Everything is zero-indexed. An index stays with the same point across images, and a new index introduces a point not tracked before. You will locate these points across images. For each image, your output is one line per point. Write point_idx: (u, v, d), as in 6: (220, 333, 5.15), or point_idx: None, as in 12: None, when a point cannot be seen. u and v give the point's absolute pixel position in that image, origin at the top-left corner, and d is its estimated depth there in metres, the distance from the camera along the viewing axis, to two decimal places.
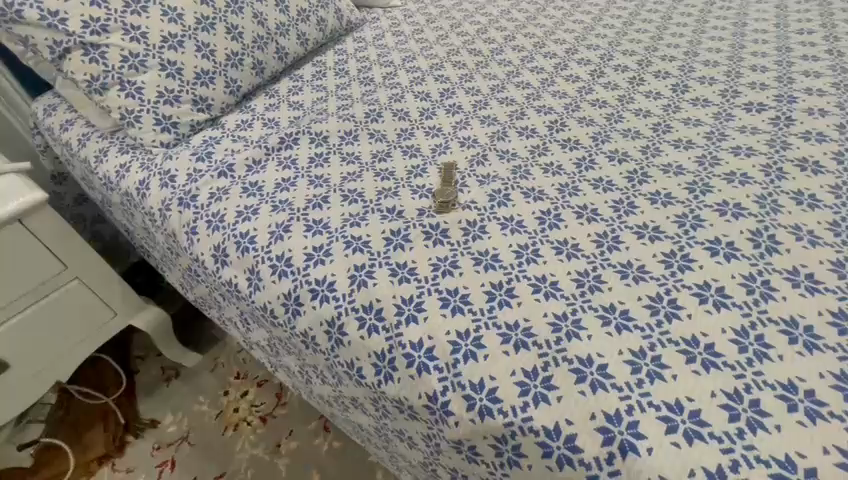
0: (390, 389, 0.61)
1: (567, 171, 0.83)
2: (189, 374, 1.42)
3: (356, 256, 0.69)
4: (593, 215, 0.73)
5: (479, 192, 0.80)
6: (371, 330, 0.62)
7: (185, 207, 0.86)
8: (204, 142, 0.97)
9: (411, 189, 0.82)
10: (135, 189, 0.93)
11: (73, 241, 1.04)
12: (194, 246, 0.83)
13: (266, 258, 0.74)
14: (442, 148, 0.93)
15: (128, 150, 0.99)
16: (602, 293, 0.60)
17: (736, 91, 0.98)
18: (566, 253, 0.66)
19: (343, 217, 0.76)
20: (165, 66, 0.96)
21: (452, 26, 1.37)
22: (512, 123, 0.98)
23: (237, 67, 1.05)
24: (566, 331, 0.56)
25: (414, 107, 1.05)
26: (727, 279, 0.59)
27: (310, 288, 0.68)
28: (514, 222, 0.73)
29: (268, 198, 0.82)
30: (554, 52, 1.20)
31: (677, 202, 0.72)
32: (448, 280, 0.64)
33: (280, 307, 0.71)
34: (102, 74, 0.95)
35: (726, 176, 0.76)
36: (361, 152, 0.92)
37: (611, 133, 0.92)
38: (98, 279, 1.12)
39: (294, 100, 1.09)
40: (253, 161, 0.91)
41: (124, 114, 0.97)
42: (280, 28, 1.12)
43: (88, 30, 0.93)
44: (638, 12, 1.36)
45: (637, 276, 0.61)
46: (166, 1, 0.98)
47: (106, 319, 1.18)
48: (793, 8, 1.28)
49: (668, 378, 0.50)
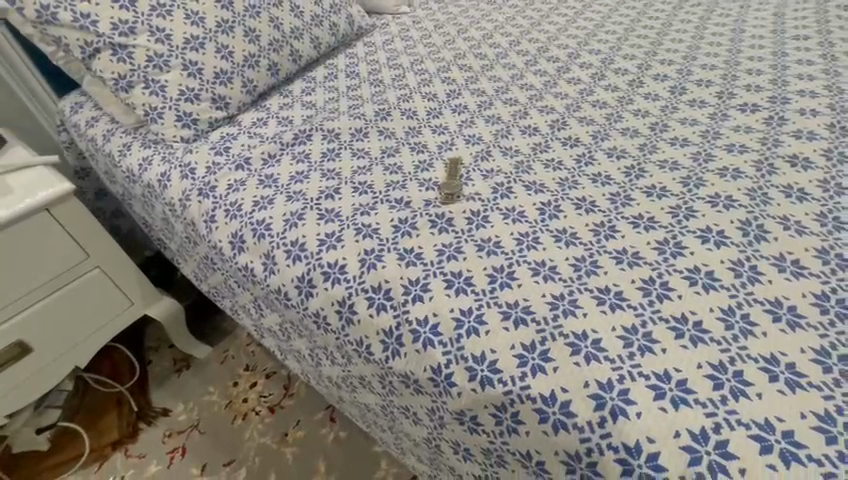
0: (397, 364, 0.64)
1: (567, 167, 0.87)
2: (199, 365, 1.46)
3: (366, 242, 0.73)
4: (591, 206, 0.77)
5: (483, 185, 0.84)
6: (380, 309, 0.66)
7: (204, 197, 0.90)
8: (222, 138, 1.02)
9: (418, 182, 0.86)
10: (157, 181, 0.99)
11: (96, 231, 1.10)
12: (212, 234, 0.88)
13: (281, 243, 0.78)
14: (448, 145, 0.97)
15: (150, 145, 1.04)
16: (598, 276, 0.63)
17: (732, 93, 1.02)
18: (565, 241, 0.70)
19: (354, 207, 0.80)
20: (187, 66, 1.02)
21: (459, 31, 1.42)
22: (516, 122, 1.02)
23: (254, 68, 1.10)
24: (562, 309, 0.59)
25: (422, 107, 1.10)
26: (717, 264, 0.63)
27: (323, 271, 0.72)
28: (516, 213, 0.77)
29: (283, 190, 0.86)
30: (556, 56, 1.25)
31: (671, 195, 0.76)
32: (453, 263, 0.68)
33: (294, 290, 0.75)
34: (129, 72, 1.01)
35: (720, 171, 0.80)
36: (371, 148, 0.97)
37: (610, 132, 0.96)
38: (118, 269, 1.17)
39: (307, 99, 1.14)
40: (268, 156, 0.96)
41: (148, 111, 1.02)
42: (295, 32, 1.18)
43: (116, 32, 0.99)
44: (639, 19, 1.41)
45: (632, 261, 0.65)
46: (189, 6, 1.04)
47: (123, 309, 1.23)
48: (790, 16, 1.33)
49: (658, 351, 0.53)
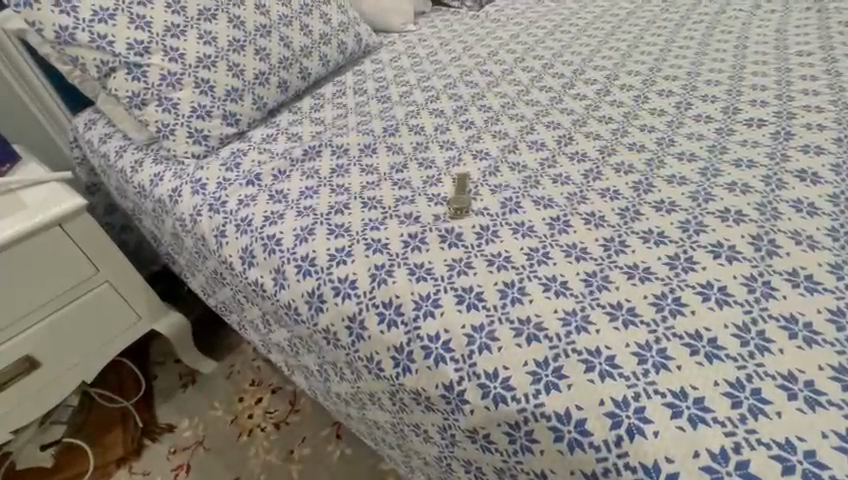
0: (408, 381, 0.64)
1: (575, 181, 0.88)
2: (205, 380, 1.45)
3: (376, 257, 0.73)
4: (601, 221, 0.77)
5: (491, 200, 0.85)
6: (390, 324, 0.66)
7: (214, 212, 0.91)
8: (232, 155, 1.04)
9: (428, 197, 0.87)
10: (168, 196, 1.00)
11: (106, 246, 1.11)
12: (222, 249, 0.88)
13: (291, 258, 0.79)
14: (455, 161, 0.98)
15: (162, 161, 1.06)
16: (610, 291, 0.63)
17: (737, 108, 1.03)
18: (575, 255, 0.70)
19: (364, 222, 0.81)
20: (199, 84, 1.04)
21: (465, 49, 1.45)
22: (522, 137, 1.03)
23: (264, 85, 1.12)
24: (575, 325, 0.59)
25: (429, 123, 1.11)
26: (730, 279, 0.62)
27: (333, 286, 0.73)
28: (525, 227, 0.77)
29: (294, 205, 0.87)
30: (561, 73, 1.27)
31: (680, 209, 0.76)
32: (463, 279, 0.68)
33: (303, 305, 0.75)
34: (143, 91, 1.03)
35: (728, 186, 0.80)
36: (379, 163, 0.98)
37: (617, 147, 0.96)
38: (127, 283, 1.18)
39: (316, 116, 1.16)
40: (278, 171, 0.97)
41: (160, 128, 1.04)
42: (305, 50, 1.20)
43: (132, 51, 1.01)
44: (642, 36, 1.43)
45: (643, 276, 0.65)
46: (202, 25, 1.07)
47: (131, 323, 1.23)
48: (792, 32, 1.34)
49: (673, 368, 0.53)
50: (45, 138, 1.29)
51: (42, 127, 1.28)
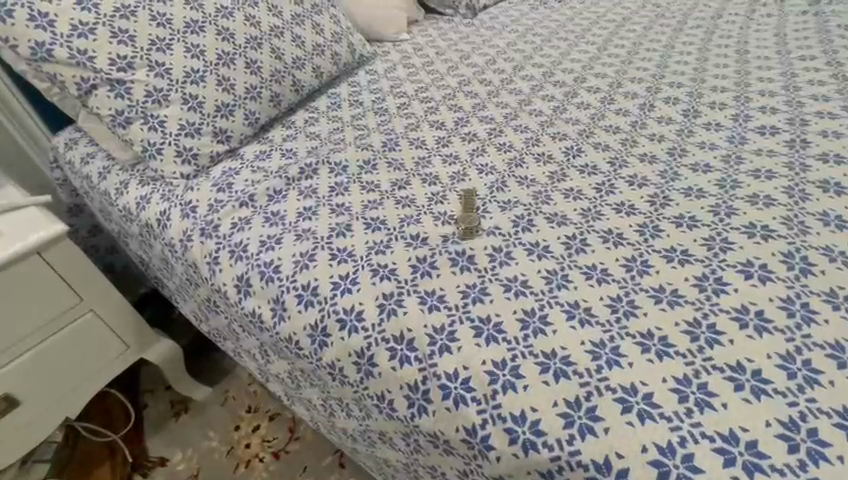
0: (425, 423, 0.59)
1: (588, 196, 0.84)
2: (198, 408, 1.39)
3: (384, 284, 0.68)
4: (619, 239, 0.73)
5: (502, 218, 0.80)
6: (403, 361, 0.61)
7: (206, 237, 0.85)
8: (224, 174, 0.98)
9: (434, 215, 0.83)
10: (156, 220, 0.93)
11: (90, 273, 1.04)
12: (216, 277, 0.82)
13: (291, 287, 0.73)
14: (460, 176, 0.94)
15: (149, 183, 1.00)
16: (638, 318, 0.59)
17: (747, 115, 1.00)
18: (596, 278, 0.66)
19: (368, 245, 0.76)
20: (187, 100, 0.99)
21: (461, 58, 1.41)
22: (528, 149, 0.99)
23: (256, 100, 1.07)
24: (605, 359, 0.55)
25: (430, 135, 1.07)
26: (766, 302, 0.59)
27: (338, 318, 0.67)
28: (541, 248, 0.73)
29: (292, 228, 0.82)
30: (563, 81, 1.24)
31: (702, 225, 0.73)
32: (479, 307, 0.63)
33: (306, 339, 0.70)
34: (127, 108, 0.97)
35: (749, 198, 0.77)
36: (380, 180, 0.93)
37: (628, 158, 0.93)
38: (113, 310, 1.11)
39: (311, 130, 1.11)
40: (274, 190, 0.91)
41: (146, 147, 0.98)
42: (298, 62, 1.16)
43: (114, 67, 0.95)
44: (641, 42, 1.40)
45: (672, 300, 0.61)
46: (189, 38, 1.01)
47: (118, 353, 1.16)
48: (792, 36, 1.33)
49: (717, 407, 0.49)
50: (19, 151, 1.20)
51: (13, 138, 1.18)
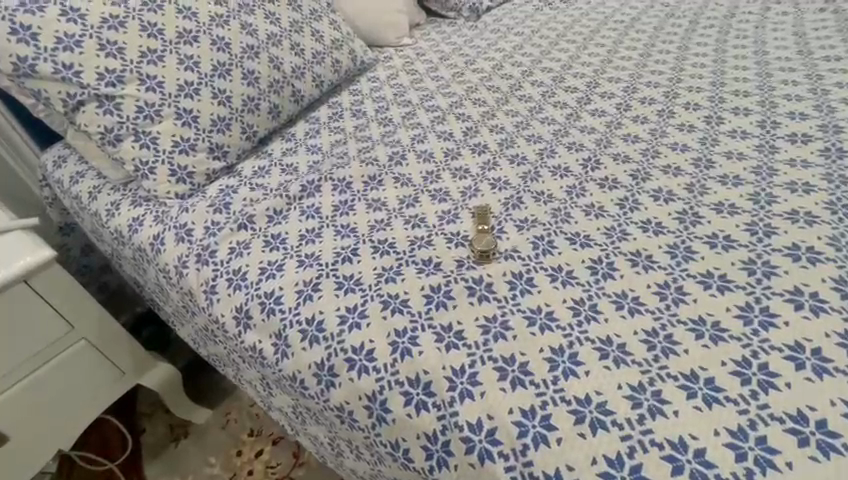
0: (444, 476, 0.55)
1: (611, 212, 0.78)
2: (198, 432, 1.33)
3: (396, 319, 0.63)
4: (649, 262, 0.67)
5: (519, 239, 0.75)
6: (419, 407, 0.56)
7: (203, 264, 0.80)
8: (221, 193, 0.92)
9: (446, 236, 0.77)
10: (149, 244, 0.87)
11: (82, 299, 0.99)
12: (213, 308, 0.77)
13: (294, 321, 0.67)
14: (472, 192, 0.88)
15: (141, 203, 0.94)
16: (677, 357, 0.54)
17: (774, 122, 0.95)
18: (628, 308, 0.61)
19: (377, 272, 0.70)
20: (181, 115, 0.93)
21: (467, 63, 1.35)
22: (543, 162, 0.93)
23: (254, 112, 1.02)
24: (647, 406, 0.51)
25: (437, 147, 1.01)
26: (821, 338, 0.54)
27: (346, 357, 0.61)
28: (564, 273, 0.67)
29: (294, 253, 0.76)
30: (574, 86, 1.18)
31: (739, 245, 0.67)
32: (501, 344, 0.58)
33: (311, 378, 0.64)
34: (116, 125, 0.91)
35: (788, 215, 0.72)
36: (387, 197, 0.88)
37: (650, 170, 0.87)
38: (107, 337, 1.06)
39: (312, 143, 1.06)
40: (274, 211, 0.86)
41: (138, 166, 0.92)
42: (296, 71, 1.10)
43: (102, 82, 0.90)
44: (653, 43, 1.34)
45: (713, 335, 0.56)
46: (182, 49, 0.96)
47: (113, 380, 1.11)
48: (812, 35, 1.27)
49: (781, 467, 0.45)
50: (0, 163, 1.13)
51: None
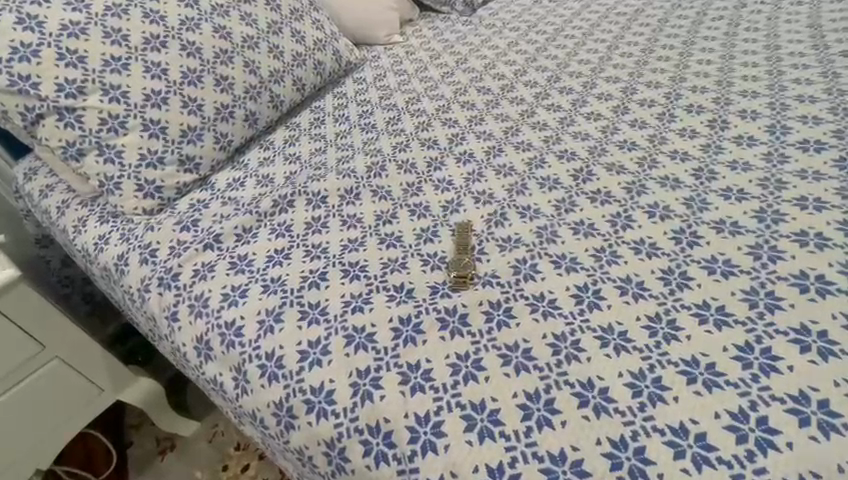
0: None
1: (601, 231, 0.72)
2: (185, 445, 1.30)
3: (360, 356, 0.58)
4: (640, 291, 0.62)
5: (500, 261, 0.69)
6: (379, 458, 0.53)
7: (165, 288, 0.76)
8: (191, 208, 0.88)
9: (422, 258, 0.71)
10: (114, 265, 0.84)
11: (53, 318, 0.95)
12: (176, 335, 0.73)
13: (254, 355, 0.63)
14: (454, 206, 0.82)
15: (109, 219, 0.90)
16: (666, 406, 0.49)
17: (785, 127, 0.88)
18: (613, 345, 0.56)
19: (344, 300, 0.65)
20: (147, 126, 0.88)
21: (459, 61, 1.29)
22: (532, 172, 0.87)
23: (228, 120, 0.96)
24: (628, 466, 0.46)
25: (421, 156, 0.95)
26: (829, 386, 0.48)
27: (305, 399, 0.58)
28: (546, 302, 0.62)
29: (259, 277, 0.71)
30: (570, 87, 1.11)
31: (740, 271, 0.61)
32: (471, 387, 0.53)
33: (270, 418, 0.60)
34: (79, 139, 0.87)
35: (797, 236, 0.65)
36: (364, 213, 0.82)
37: (647, 182, 0.80)
38: (83, 355, 1.03)
39: (290, 152, 1.00)
40: (243, 228, 0.80)
41: (104, 181, 0.88)
42: (275, 75, 1.04)
43: (62, 93, 0.85)
44: (657, 38, 1.26)
45: (708, 380, 0.50)
46: (149, 56, 0.91)
47: (91, 398, 1.07)
48: (829, 27, 1.18)
49: None
50: None
51: None
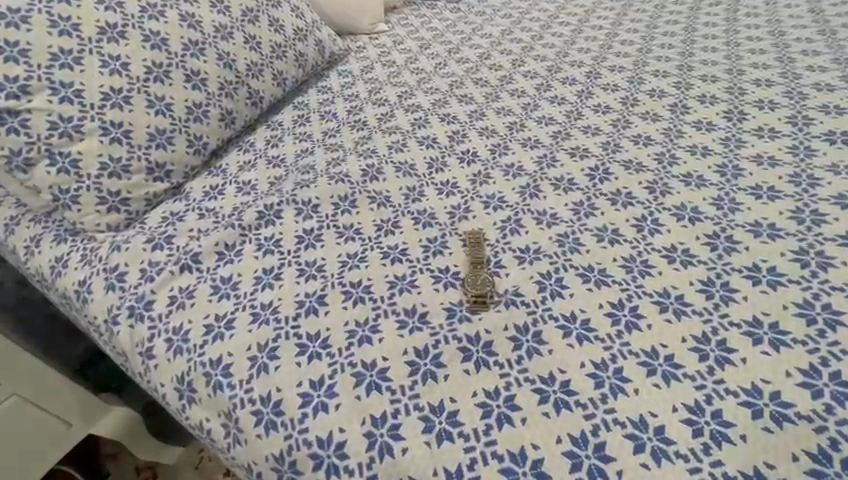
0: None
1: (628, 237, 0.66)
2: (169, 474, 1.20)
3: (374, 398, 0.51)
4: (681, 306, 0.55)
5: (521, 275, 0.62)
6: None
7: (137, 319, 0.66)
8: (163, 222, 0.77)
9: (433, 274, 0.63)
10: (74, 291, 0.73)
11: (4, 353, 0.83)
12: (152, 375, 0.63)
13: (248, 399, 0.55)
14: (461, 211, 0.74)
15: (66, 238, 0.78)
16: (735, 447, 0.44)
17: (806, 118, 0.83)
18: (661, 372, 0.49)
19: (349, 329, 0.57)
20: (107, 129, 0.77)
21: (450, 51, 1.20)
22: (543, 172, 0.80)
23: (201, 121, 0.85)
24: None
25: (420, 156, 0.86)
26: None
27: (313, 451, 0.50)
28: (579, 323, 0.55)
29: (247, 303, 0.62)
30: (573, 77, 1.04)
31: (788, 281, 0.56)
32: (508, 433, 0.47)
33: (271, 473, 0.52)
34: (25, 146, 0.75)
35: (841, 240, 0.60)
36: (361, 223, 0.73)
37: (670, 181, 0.74)
38: (45, 388, 0.91)
39: (273, 154, 0.90)
40: (225, 244, 0.70)
41: (57, 194, 0.76)
42: (252, 68, 0.93)
43: (2, 93, 0.73)
44: (656, 24, 1.20)
45: (776, 413, 0.45)
46: (106, 49, 0.79)
47: (59, 433, 0.96)
48: (831, 12, 1.14)
49: None
50: None
51: None
